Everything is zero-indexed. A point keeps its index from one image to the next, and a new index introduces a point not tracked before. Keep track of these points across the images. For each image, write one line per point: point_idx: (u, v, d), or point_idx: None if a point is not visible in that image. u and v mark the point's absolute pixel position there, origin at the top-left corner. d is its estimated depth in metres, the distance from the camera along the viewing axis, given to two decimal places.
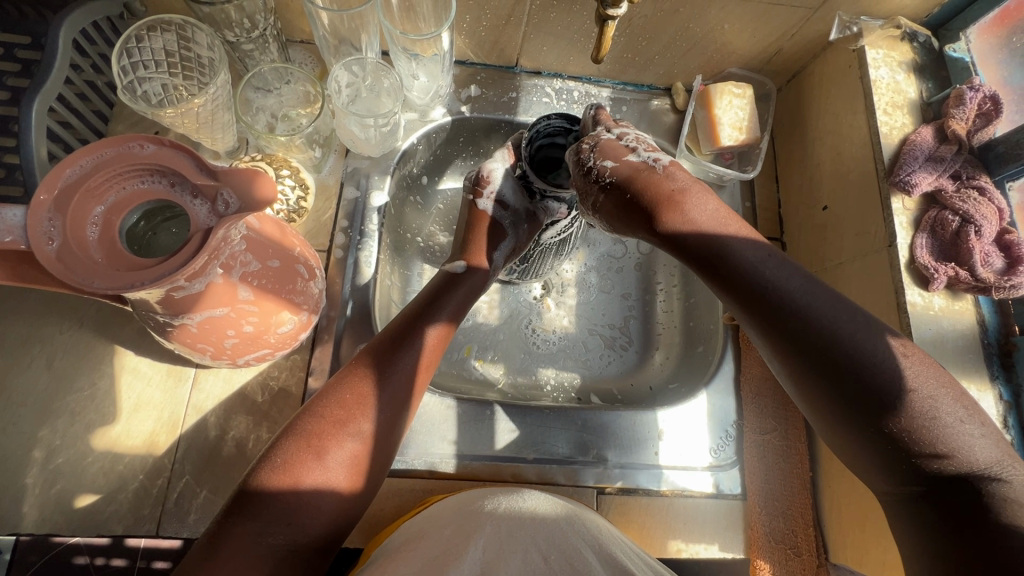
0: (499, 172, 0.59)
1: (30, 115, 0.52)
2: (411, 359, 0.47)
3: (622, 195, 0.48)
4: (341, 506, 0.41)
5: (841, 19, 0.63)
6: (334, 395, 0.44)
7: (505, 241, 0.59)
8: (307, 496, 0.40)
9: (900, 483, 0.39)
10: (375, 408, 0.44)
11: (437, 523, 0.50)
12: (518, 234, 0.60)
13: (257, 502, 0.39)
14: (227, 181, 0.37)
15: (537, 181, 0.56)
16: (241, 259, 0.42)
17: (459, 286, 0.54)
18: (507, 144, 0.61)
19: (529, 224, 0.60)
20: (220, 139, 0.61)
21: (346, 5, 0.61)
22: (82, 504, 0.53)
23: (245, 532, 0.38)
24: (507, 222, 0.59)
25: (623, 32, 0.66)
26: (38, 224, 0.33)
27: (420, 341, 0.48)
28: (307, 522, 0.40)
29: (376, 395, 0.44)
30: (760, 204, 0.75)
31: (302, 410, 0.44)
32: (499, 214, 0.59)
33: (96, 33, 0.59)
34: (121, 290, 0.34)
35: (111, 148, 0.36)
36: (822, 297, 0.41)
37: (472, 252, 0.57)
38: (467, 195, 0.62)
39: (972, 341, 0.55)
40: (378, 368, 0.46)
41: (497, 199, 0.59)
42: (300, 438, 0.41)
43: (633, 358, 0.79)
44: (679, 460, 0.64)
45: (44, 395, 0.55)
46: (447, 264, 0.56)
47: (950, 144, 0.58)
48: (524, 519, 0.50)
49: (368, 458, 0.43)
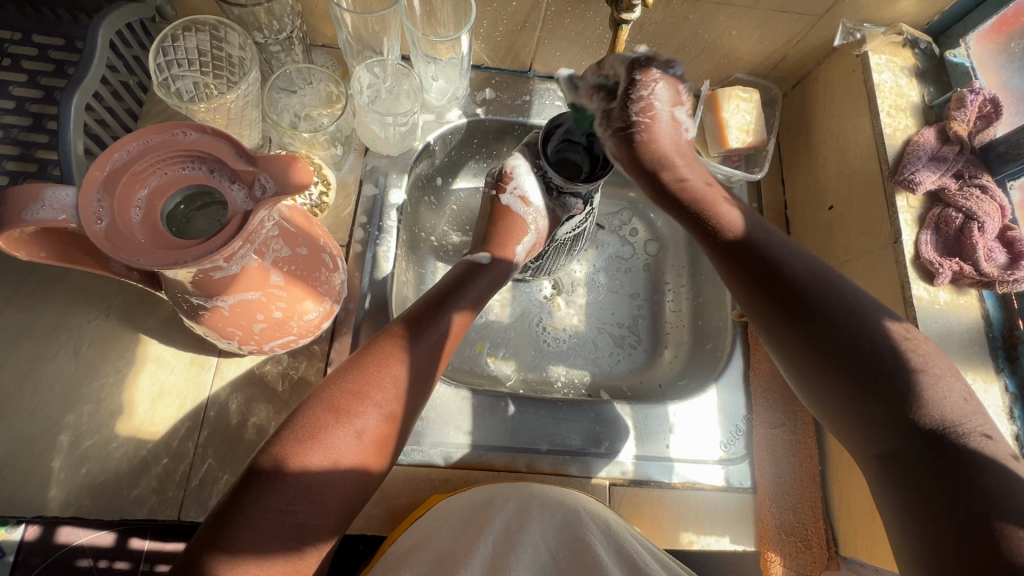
0: (521, 170, 0.62)
1: (69, 109, 0.54)
2: (436, 341, 0.49)
3: (642, 142, 0.56)
4: (364, 480, 0.43)
5: (845, 26, 0.66)
6: (362, 370, 0.45)
7: (527, 235, 0.61)
8: (333, 470, 0.41)
9: (886, 444, 0.39)
10: (404, 388, 0.46)
11: (450, 514, 0.52)
12: (538, 229, 0.62)
13: (285, 469, 0.39)
14: (264, 167, 0.39)
15: (556, 178, 0.59)
16: (273, 245, 0.44)
17: (483, 275, 0.56)
18: (524, 143, 0.64)
19: (550, 221, 0.63)
20: (246, 136, 0.63)
21: (368, 9, 0.64)
22: (106, 487, 0.54)
23: (275, 498, 0.39)
24: (530, 217, 0.62)
25: (635, 37, 0.69)
26: (88, 204, 0.35)
27: (445, 324, 0.50)
28: (330, 494, 0.41)
29: (404, 375, 0.46)
30: (767, 205, 0.77)
31: (326, 384, 0.45)
32: (521, 210, 0.61)
33: (131, 35, 0.62)
34: (164, 267, 0.36)
35: (156, 134, 0.38)
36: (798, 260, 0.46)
37: (495, 245, 0.59)
38: (487, 190, 0.64)
39: (978, 335, 0.55)
40: (406, 348, 0.47)
41: (519, 195, 0.61)
42: (327, 410, 0.43)
43: (642, 356, 0.80)
44: (690, 453, 0.65)
45: (70, 381, 0.57)
46: (471, 255, 0.59)
47: (953, 144, 0.60)
48: (533, 516, 0.51)
49: (391, 435, 0.44)
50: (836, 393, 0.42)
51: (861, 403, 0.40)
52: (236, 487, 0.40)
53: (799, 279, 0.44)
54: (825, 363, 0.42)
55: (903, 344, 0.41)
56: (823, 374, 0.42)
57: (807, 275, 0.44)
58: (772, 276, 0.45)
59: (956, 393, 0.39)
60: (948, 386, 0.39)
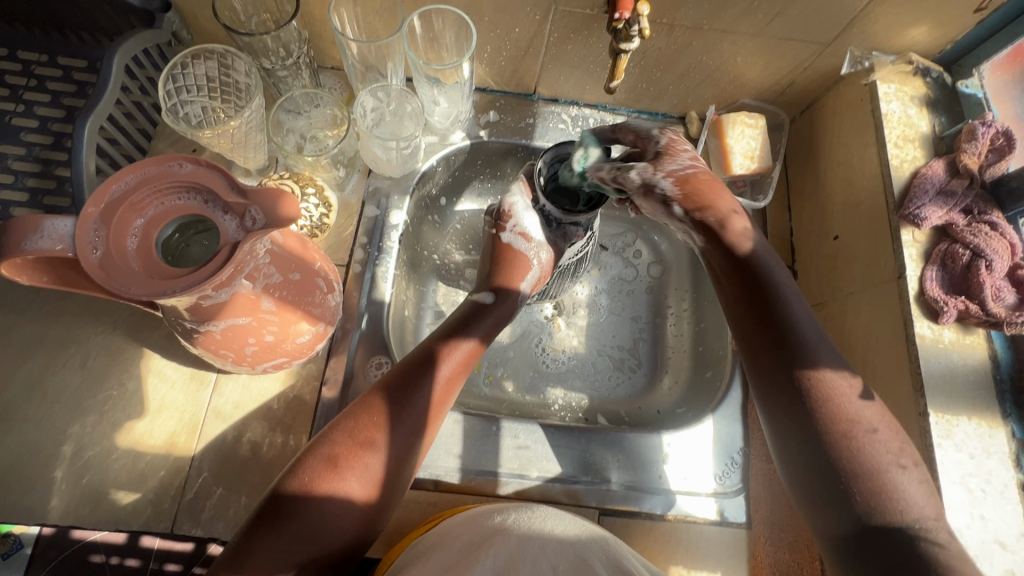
0: (520, 206, 0.61)
1: (82, 132, 0.56)
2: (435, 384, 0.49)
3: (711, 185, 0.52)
4: (363, 519, 0.44)
5: (853, 54, 0.64)
6: (362, 417, 0.46)
7: (531, 271, 0.61)
8: (330, 516, 0.42)
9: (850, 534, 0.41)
10: (402, 433, 0.46)
11: (455, 536, 0.50)
12: (543, 265, 0.62)
13: (287, 513, 0.41)
14: (255, 200, 0.40)
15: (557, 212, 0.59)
16: (264, 271, 0.45)
17: (487, 314, 0.56)
18: (521, 173, 0.63)
19: (552, 253, 0.62)
20: (251, 158, 0.64)
21: (374, 36, 0.65)
22: (104, 498, 0.56)
23: (279, 539, 0.41)
24: (531, 254, 0.61)
25: (637, 63, 0.69)
26: (85, 233, 0.37)
27: (444, 364, 0.51)
28: (328, 533, 0.42)
29: (401, 421, 0.47)
30: (771, 231, 0.75)
31: (329, 429, 0.46)
32: (524, 246, 0.61)
33: (146, 59, 0.65)
34: (154, 297, 0.37)
35: (153, 166, 0.39)
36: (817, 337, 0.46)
37: (500, 282, 0.59)
38: (487, 227, 0.64)
39: (983, 377, 0.53)
40: (404, 394, 0.48)
41: (520, 232, 0.61)
42: (327, 458, 0.44)
43: (641, 380, 0.80)
44: (683, 485, 0.64)
45: (76, 392, 0.59)
46: (475, 294, 0.59)
47: (962, 178, 0.58)
48: (534, 531, 0.50)
49: (388, 475, 0.45)
50: (805, 465, 0.43)
51: (821, 479, 0.42)
52: (244, 530, 0.42)
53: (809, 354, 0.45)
54: (803, 435, 0.44)
55: (880, 439, 0.42)
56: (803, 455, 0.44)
57: (819, 355, 0.45)
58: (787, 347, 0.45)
59: (917, 486, 0.41)
60: (910, 484, 0.41)
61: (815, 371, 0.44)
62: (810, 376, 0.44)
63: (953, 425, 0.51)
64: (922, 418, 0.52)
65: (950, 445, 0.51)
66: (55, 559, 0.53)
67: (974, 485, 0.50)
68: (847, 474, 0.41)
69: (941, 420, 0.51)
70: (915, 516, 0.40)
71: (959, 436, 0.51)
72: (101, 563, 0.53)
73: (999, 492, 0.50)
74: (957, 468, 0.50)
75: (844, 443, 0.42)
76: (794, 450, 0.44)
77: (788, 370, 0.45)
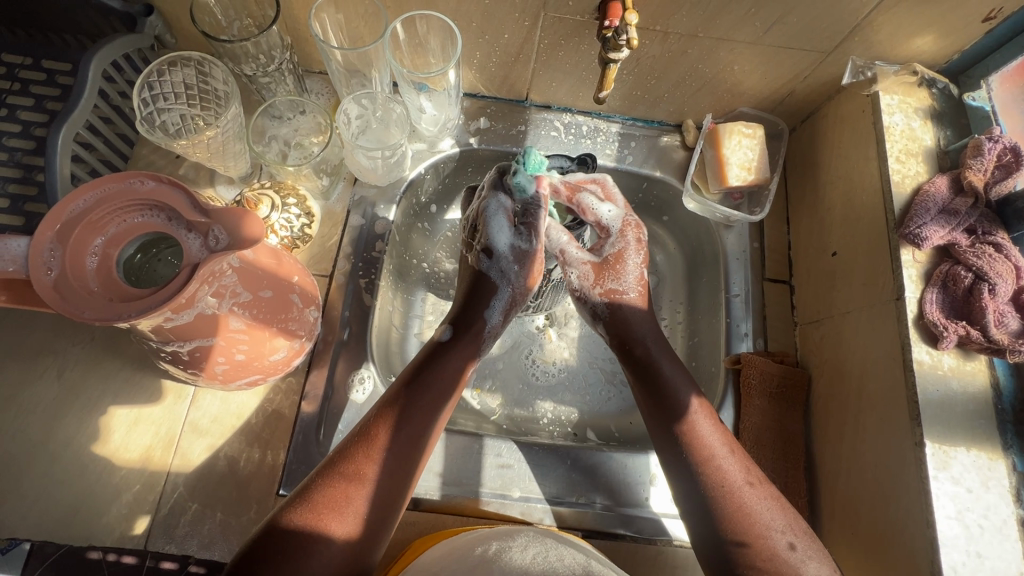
0: (489, 220, 0.59)
1: (56, 140, 0.55)
2: (414, 422, 0.51)
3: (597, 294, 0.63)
4: (353, 552, 0.45)
5: (855, 63, 0.62)
6: (346, 460, 0.48)
7: (498, 296, 0.60)
8: (322, 559, 0.43)
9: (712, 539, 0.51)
10: (385, 472, 0.48)
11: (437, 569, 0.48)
12: (517, 281, 0.60)
13: (280, 556, 0.42)
14: (219, 219, 0.39)
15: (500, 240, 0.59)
16: (232, 290, 0.44)
17: (452, 350, 0.56)
18: (499, 175, 0.60)
19: (526, 279, 0.60)
20: (232, 166, 0.63)
21: (358, 42, 0.64)
22: (77, 513, 0.55)
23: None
24: (495, 272, 0.60)
25: (631, 70, 0.66)
26: (39, 254, 0.35)
27: (423, 394, 0.52)
28: (324, 571, 0.43)
29: (384, 461, 0.48)
30: (769, 245, 0.73)
31: (315, 474, 0.47)
32: (488, 264, 0.60)
33: (126, 62, 0.63)
34: (109, 321, 0.35)
35: (113, 183, 0.38)
36: (683, 383, 0.57)
37: (461, 321, 0.59)
38: (466, 238, 0.63)
39: (984, 406, 0.51)
40: (387, 434, 0.49)
41: (485, 248, 0.59)
42: (314, 507, 0.45)
43: (633, 395, 0.78)
44: (671, 507, 0.62)
45: (52, 404, 0.58)
46: (435, 331, 0.59)
47: (966, 197, 0.55)
48: (518, 561, 0.48)
49: (376, 507, 0.47)
50: (680, 482, 0.53)
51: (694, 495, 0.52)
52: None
53: (672, 399, 0.55)
54: (676, 458, 0.54)
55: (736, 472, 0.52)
56: (678, 474, 0.53)
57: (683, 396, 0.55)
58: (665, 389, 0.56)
59: (770, 506, 0.51)
60: (767, 510, 0.50)
61: (676, 402, 0.55)
62: (673, 406, 0.55)
63: (950, 456, 0.49)
64: (919, 448, 0.49)
65: (946, 478, 0.48)
66: (53, 554, 0.53)
67: (971, 520, 0.47)
68: (713, 492, 0.51)
69: (938, 450, 0.49)
70: (764, 533, 0.49)
71: (957, 467, 0.49)
72: (99, 560, 0.53)
73: (998, 528, 0.47)
74: (953, 502, 0.48)
75: (704, 466, 0.52)
76: (670, 468, 0.54)
77: (657, 398, 0.56)
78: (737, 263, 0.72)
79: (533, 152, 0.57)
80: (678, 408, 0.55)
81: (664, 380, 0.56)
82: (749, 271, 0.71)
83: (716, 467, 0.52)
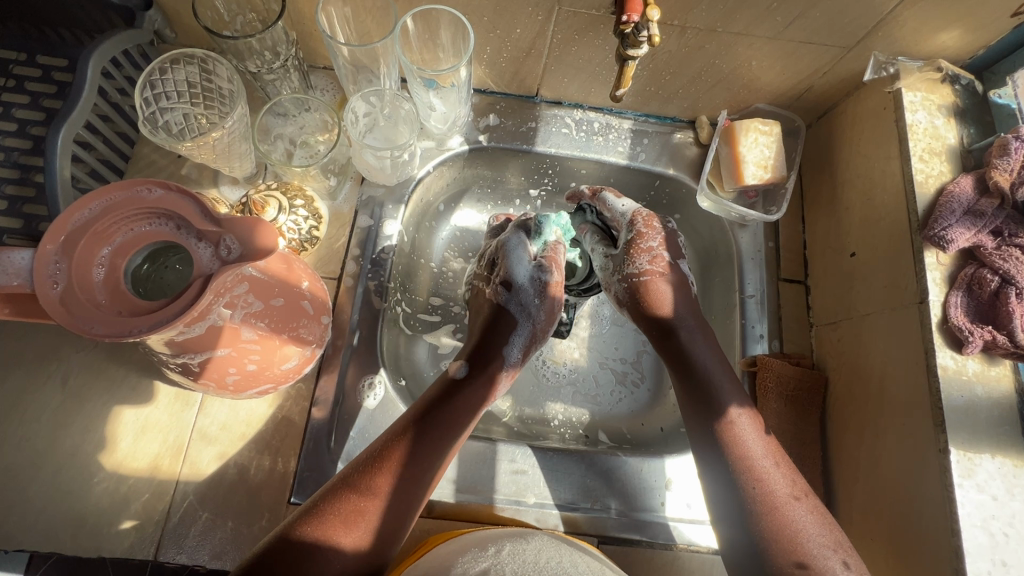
0: (511, 254, 0.60)
1: (55, 142, 0.53)
2: (440, 438, 0.50)
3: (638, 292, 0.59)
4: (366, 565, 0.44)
5: (877, 59, 0.60)
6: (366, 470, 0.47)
7: (518, 333, 0.58)
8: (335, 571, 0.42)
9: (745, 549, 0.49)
10: (405, 485, 0.47)
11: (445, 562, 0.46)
12: (536, 316, 0.59)
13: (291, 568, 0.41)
14: (230, 228, 0.38)
15: (528, 268, 0.59)
16: (242, 300, 0.42)
17: (479, 370, 0.55)
18: (521, 220, 0.63)
19: (547, 320, 0.60)
20: (237, 167, 0.61)
21: (366, 38, 0.62)
22: (86, 524, 0.54)
23: None
24: (514, 306, 0.59)
25: (646, 66, 0.65)
26: (45, 267, 0.34)
27: (453, 410, 0.52)
28: None
29: (404, 474, 0.47)
30: (785, 244, 0.72)
31: (334, 483, 0.46)
32: (506, 298, 0.59)
33: (125, 58, 0.61)
34: (119, 336, 0.34)
35: (120, 191, 0.36)
36: (725, 380, 0.55)
37: (476, 356, 0.56)
38: (479, 279, 0.64)
39: (1009, 412, 0.50)
40: (411, 447, 0.48)
41: (503, 281, 0.59)
42: (333, 515, 0.44)
43: (644, 396, 0.77)
44: (686, 513, 0.61)
45: (57, 412, 0.57)
46: (449, 368, 0.56)
47: (992, 197, 0.54)
48: (530, 562, 0.45)
49: (388, 525, 0.46)
50: (718, 489, 0.51)
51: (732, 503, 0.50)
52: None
53: (713, 393, 0.54)
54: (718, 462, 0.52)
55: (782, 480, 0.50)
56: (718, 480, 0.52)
57: (725, 396, 0.54)
58: (704, 386, 0.55)
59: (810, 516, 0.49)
60: (806, 520, 0.48)
61: (717, 407, 0.54)
62: (714, 411, 0.54)
63: (975, 463, 0.48)
64: (943, 455, 0.49)
65: (971, 486, 0.48)
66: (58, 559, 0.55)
67: (996, 528, 0.47)
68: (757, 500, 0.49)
69: (962, 457, 0.48)
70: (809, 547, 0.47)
71: (981, 475, 0.48)
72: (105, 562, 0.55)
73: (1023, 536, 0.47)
74: (979, 510, 0.47)
75: (751, 472, 0.50)
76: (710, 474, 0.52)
77: (700, 403, 0.54)
78: (752, 263, 0.70)
79: (560, 216, 0.63)
80: (723, 414, 0.53)
81: (707, 382, 0.55)
82: (764, 271, 0.70)
83: (766, 475, 0.50)
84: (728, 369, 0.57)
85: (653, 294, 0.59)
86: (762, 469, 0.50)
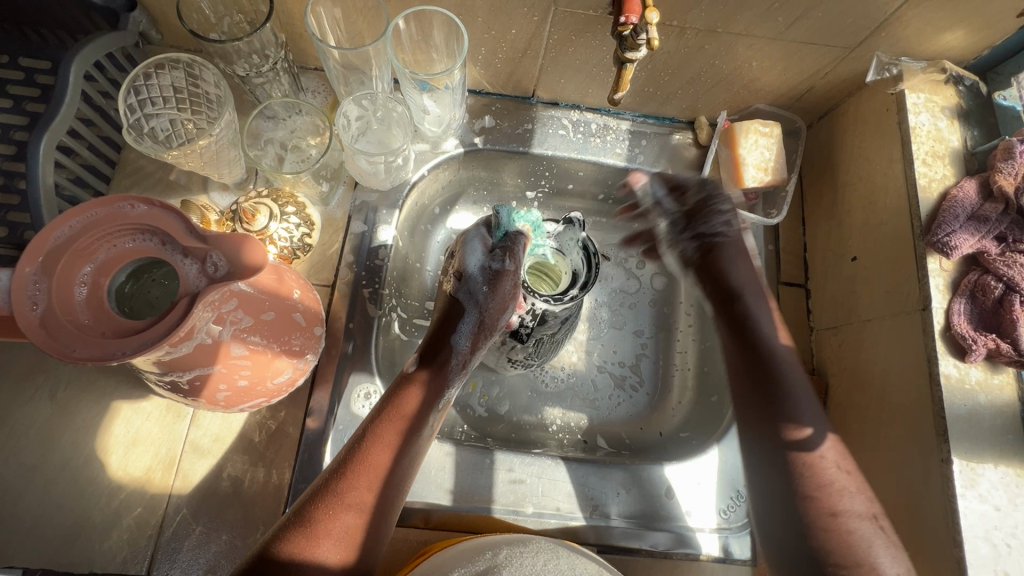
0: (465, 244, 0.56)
1: (37, 149, 0.52)
2: (400, 438, 0.48)
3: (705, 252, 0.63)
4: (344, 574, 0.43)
5: (880, 60, 0.59)
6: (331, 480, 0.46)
7: (465, 321, 0.55)
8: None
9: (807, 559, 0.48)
10: (371, 489, 0.46)
11: (449, 565, 0.47)
12: (484, 304, 0.55)
13: None
14: (217, 244, 0.37)
15: (477, 257, 0.55)
16: (231, 316, 0.41)
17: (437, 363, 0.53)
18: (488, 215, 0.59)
19: (494, 313, 0.55)
20: (227, 173, 0.60)
21: (358, 40, 0.60)
22: (77, 539, 0.53)
23: None
24: (463, 294, 0.56)
25: (644, 67, 0.63)
26: (24, 288, 0.32)
27: (417, 411, 0.50)
28: None
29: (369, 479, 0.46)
30: (785, 247, 0.71)
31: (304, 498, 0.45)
32: (456, 287, 0.56)
33: (108, 61, 0.60)
34: (102, 359, 0.33)
35: (101, 208, 0.35)
36: (799, 384, 0.53)
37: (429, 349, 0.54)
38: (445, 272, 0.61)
39: (1012, 421, 0.50)
40: (373, 451, 0.47)
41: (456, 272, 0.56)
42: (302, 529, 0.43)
43: (643, 400, 0.74)
44: (686, 521, 0.61)
45: (46, 425, 0.56)
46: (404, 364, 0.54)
47: (996, 202, 0.53)
48: (530, 567, 0.46)
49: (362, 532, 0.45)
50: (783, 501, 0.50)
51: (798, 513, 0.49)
52: None
53: (776, 398, 0.53)
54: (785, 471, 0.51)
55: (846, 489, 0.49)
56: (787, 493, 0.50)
57: (798, 403, 0.52)
58: (778, 394, 0.53)
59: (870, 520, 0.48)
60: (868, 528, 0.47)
61: (785, 412, 0.52)
62: (779, 414, 0.52)
63: (978, 473, 0.48)
64: (946, 465, 0.48)
65: (974, 496, 0.47)
66: None
67: (999, 539, 0.46)
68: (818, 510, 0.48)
69: (965, 467, 0.48)
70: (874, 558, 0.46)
71: (984, 485, 0.48)
72: None
73: None
74: (982, 521, 0.47)
75: (807, 480, 0.49)
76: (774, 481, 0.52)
77: (767, 408, 0.53)
78: None
79: (529, 212, 0.58)
80: (791, 415, 0.52)
81: (780, 387, 0.53)
82: (763, 274, 0.69)
83: (827, 483, 0.49)
84: (797, 363, 0.56)
85: (716, 253, 0.62)
86: (820, 479, 0.49)
